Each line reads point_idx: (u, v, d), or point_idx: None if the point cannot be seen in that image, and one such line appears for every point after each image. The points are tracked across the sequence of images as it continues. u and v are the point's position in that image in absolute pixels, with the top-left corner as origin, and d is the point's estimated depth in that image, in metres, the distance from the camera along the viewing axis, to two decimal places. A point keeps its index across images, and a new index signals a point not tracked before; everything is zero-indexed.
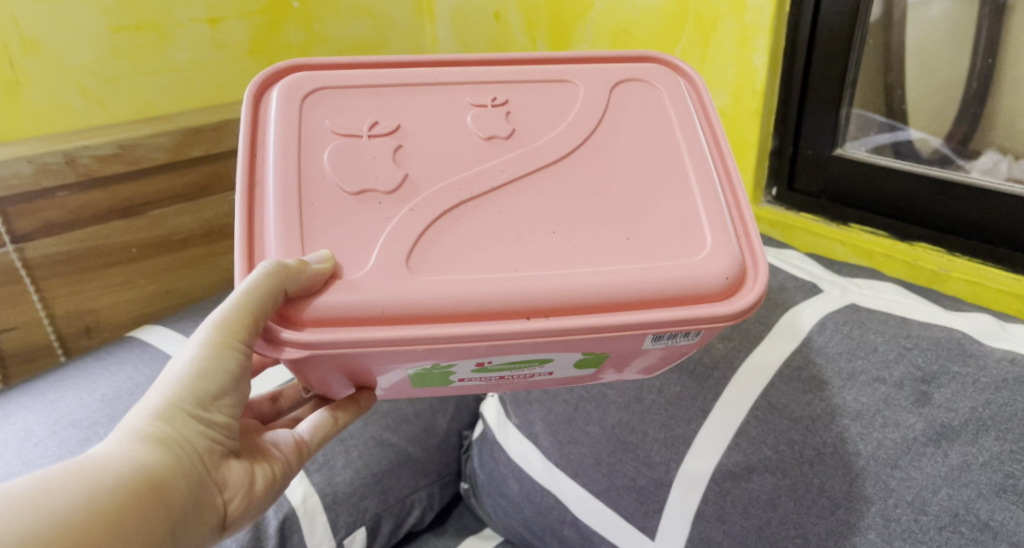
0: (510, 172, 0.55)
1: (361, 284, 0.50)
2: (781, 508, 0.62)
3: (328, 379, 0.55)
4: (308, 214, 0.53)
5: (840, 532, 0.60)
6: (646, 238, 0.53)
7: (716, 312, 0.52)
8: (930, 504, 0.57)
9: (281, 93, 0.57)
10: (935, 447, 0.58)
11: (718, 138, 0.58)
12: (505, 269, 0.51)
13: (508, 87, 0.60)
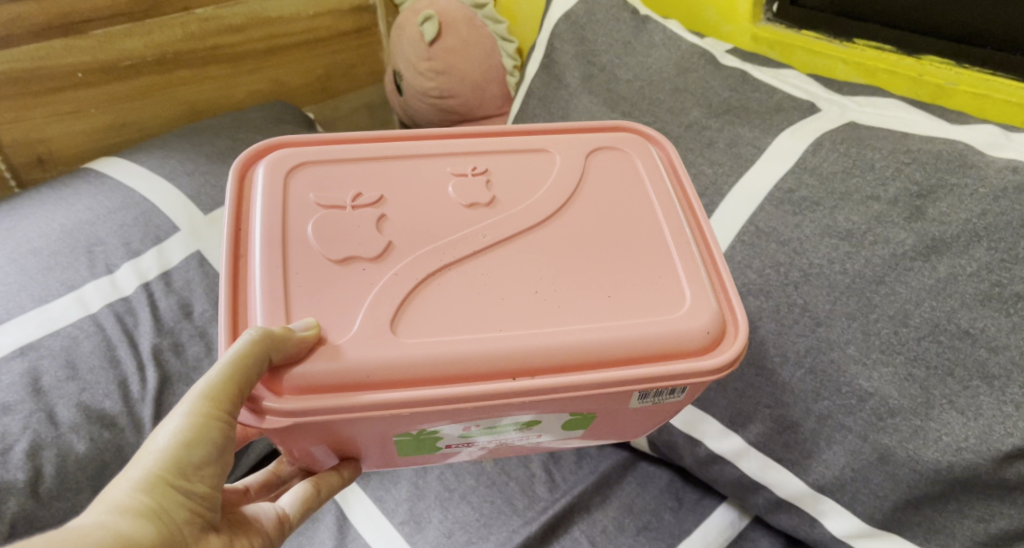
0: (491, 236, 0.59)
1: (344, 350, 0.53)
2: (762, 330, 0.66)
3: (313, 449, 0.58)
4: (293, 285, 0.56)
5: (819, 348, 0.64)
6: (625, 296, 0.57)
7: (700, 366, 0.56)
8: (912, 316, 0.60)
9: (265, 170, 0.61)
10: (924, 261, 0.60)
11: (692, 207, 0.63)
12: (488, 330, 0.55)
13: (486, 157, 0.64)
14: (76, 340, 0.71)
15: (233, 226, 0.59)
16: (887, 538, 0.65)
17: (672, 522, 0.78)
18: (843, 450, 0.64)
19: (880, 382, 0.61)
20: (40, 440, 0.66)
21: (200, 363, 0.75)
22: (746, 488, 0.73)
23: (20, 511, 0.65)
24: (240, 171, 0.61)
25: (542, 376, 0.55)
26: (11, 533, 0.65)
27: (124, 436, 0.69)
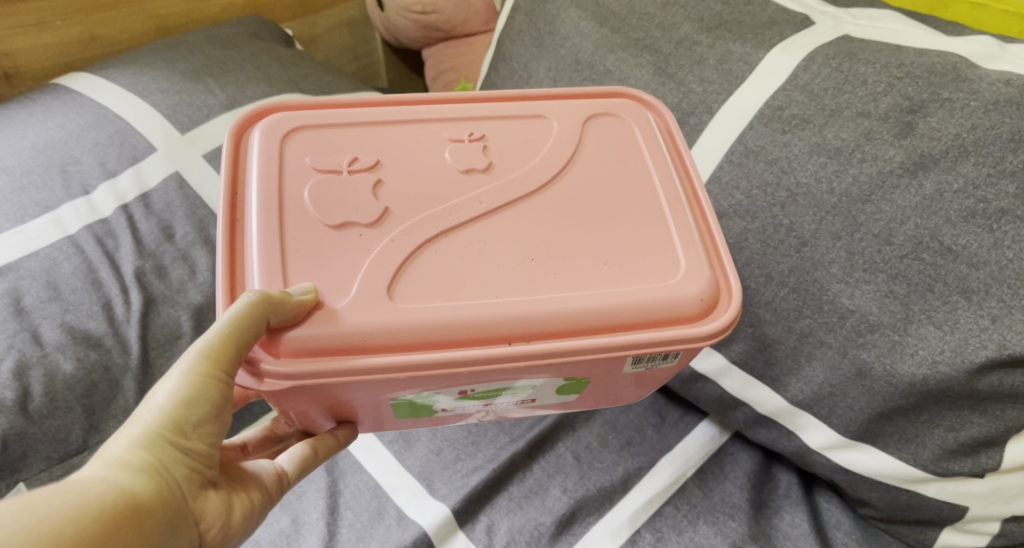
0: (489, 202, 0.60)
1: (344, 314, 0.54)
2: (746, 251, 0.67)
3: (312, 413, 0.59)
4: (291, 250, 0.56)
5: (803, 268, 0.64)
6: (620, 261, 0.58)
7: (693, 331, 0.58)
8: (896, 235, 0.60)
9: (260, 134, 0.61)
10: (910, 178, 0.60)
11: (688, 174, 0.64)
12: (484, 295, 0.56)
13: (482, 123, 0.64)
14: (56, 262, 0.71)
15: (230, 190, 0.59)
16: (860, 449, 0.67)
17: (656, 438, 0.81)
18: (823, 367, 0.66)
19: (861, 300, 0.62)
20: (26, 359, 0.67)
21: (184, 286, 0.75)
22: (728, 405, 0.75)
23: (9, 428, 0.66)
24: (235, 137, 0.61)
25: (536, 341, 0.56)
26: (4, 447, 0.66)
27: (111, 356, 0.70)
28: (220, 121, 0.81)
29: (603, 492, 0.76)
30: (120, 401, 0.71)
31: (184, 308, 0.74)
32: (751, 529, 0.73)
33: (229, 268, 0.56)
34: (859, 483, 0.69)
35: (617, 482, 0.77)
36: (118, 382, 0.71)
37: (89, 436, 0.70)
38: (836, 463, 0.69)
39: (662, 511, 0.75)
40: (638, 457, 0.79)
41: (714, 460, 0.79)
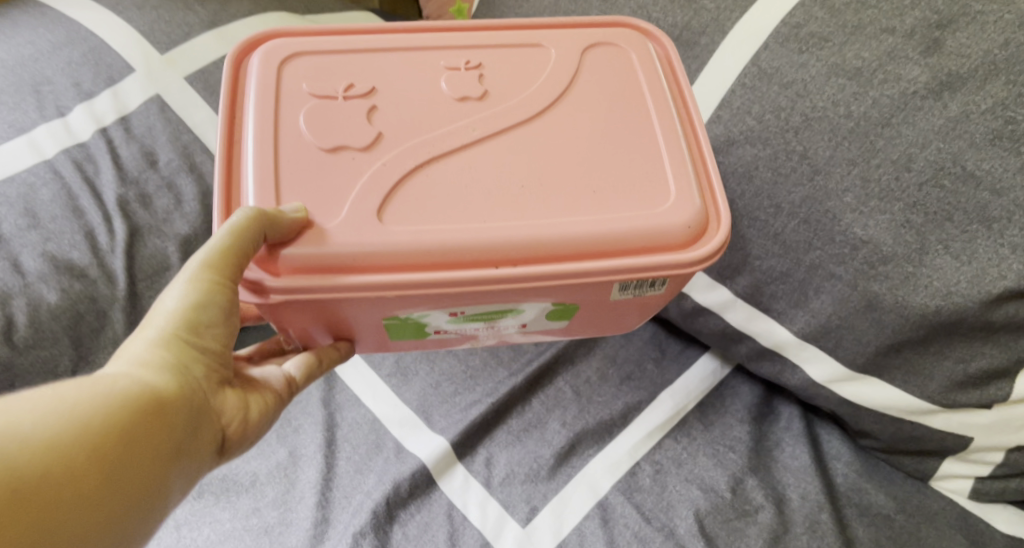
0: (482, 130, 0.57)
1: (332, 238, 0.52)
2: (757, 180, 0.64)
3: (311, 330, 0.58)
4: (287, 177, 0.54)
5: (815, 198, 0.62)
6: (611, 187, 0.56)
7: (679, 258, 0.55)
8: (915, 160, 0.58)
9: (259, 58, 0.58)
10: (935, 99, 0.57)
11: (685, 97, 0.61)
12: (471, 221, 0.53)
13: (480, 50, 0.61)
14: (34, 188, 0.68)
15: (227, 111, 0.56)
16: (866, 382, 0.66)
17: (656, 372, 0.80)
18: (831, 299, 0.64)
19: (875, 231, 0.60)
20: (6, 290, 0.65)
21: (170, 216, 0.72)
22: (731, 339, 0.74)
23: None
24: (235, 62, 0.59)
25: (523, 266, 0.54)
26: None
27: (97, 287, 0.68)
28: (201, 41, 0.77)
29: (602, 426, 0.75)
30: (109, 333, 0.69)
31: (171, 240, 0.71)
32: (752, 462, 0.73)
33: (227, 191, 0.54)
34: (863, 415, 0.68)
35: (617, 416, 0.76)
36: (107, 314, 0.69)
37: (78, 368, 0.68)
38: (841, 395, 0.68)
39: (662, 444, 0.74)
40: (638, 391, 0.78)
41: (715, 394, 0.78)
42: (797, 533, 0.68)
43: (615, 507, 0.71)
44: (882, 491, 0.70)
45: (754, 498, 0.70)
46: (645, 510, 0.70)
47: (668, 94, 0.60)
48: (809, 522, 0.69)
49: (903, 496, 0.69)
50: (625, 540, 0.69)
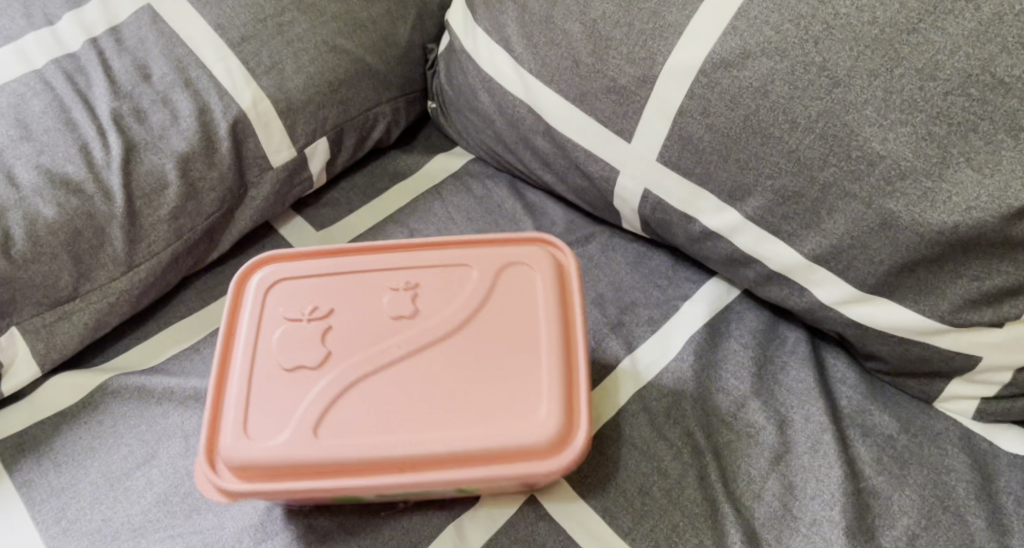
0: (407, 348, 0.66)
1: (249, 443, 0.62)
2: (772, 95, 0.63)
3: (285, 492, 0.66)
4: (257, 378, 0.65)
5: (833, 112, 0.61)
6: (499, 405, 0.63)
7: (543, 465, 0.62)
8: (942, 68, 0.57)
9: (258, 280, 0.71)
10: (967, 1, 0.56)
11: (570, 325, 0.68)
12: (322, 450, 0.62)
13: (421, 267, 0.71)
14: (26, 98, 0.74)
15: (226, 335, 0.68)
16: (877, 303, 0.66)
17: (661, 298, 0.80)
18: (844, 219, 0.64)
19: (894, 146, 0.59)
20: (3, 202, 0.69)
21: (166, 132, 0.76)
22: (738, 263, 0.73)
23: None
24: (240, 281, 0.71)
25: (418, 470, 0.62)
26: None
27: (94, 203, 0.72)
28: None
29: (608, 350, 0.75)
30: (108, 250, 0.73)
31: (168, 156, 0.75)
32: (756, 385, 0.73)
33: (217, 380, 0.66)
34: (870, 337, 0.68)
35: (621, 342, 0.76)
36: (105, 230, 0.72)
37: (79, 284, 0.72)
38: (850, 317, 0.68)
39: (667, 367, 0.74)
40: (644, 317, 0.78)
41: (720, 317, 0.78)
42: (798, 453, 0.69)
43: (621, 428, 0.71)
44: (886, 412, 0.70)
45: (756, 420, 0.71)
46: (649, 432, 0.71)
47: (549, 323, 0.67)
48: (811, 442, 0.69)
49: (907, 417, 0.70)
50: (630, 458, 0.70)
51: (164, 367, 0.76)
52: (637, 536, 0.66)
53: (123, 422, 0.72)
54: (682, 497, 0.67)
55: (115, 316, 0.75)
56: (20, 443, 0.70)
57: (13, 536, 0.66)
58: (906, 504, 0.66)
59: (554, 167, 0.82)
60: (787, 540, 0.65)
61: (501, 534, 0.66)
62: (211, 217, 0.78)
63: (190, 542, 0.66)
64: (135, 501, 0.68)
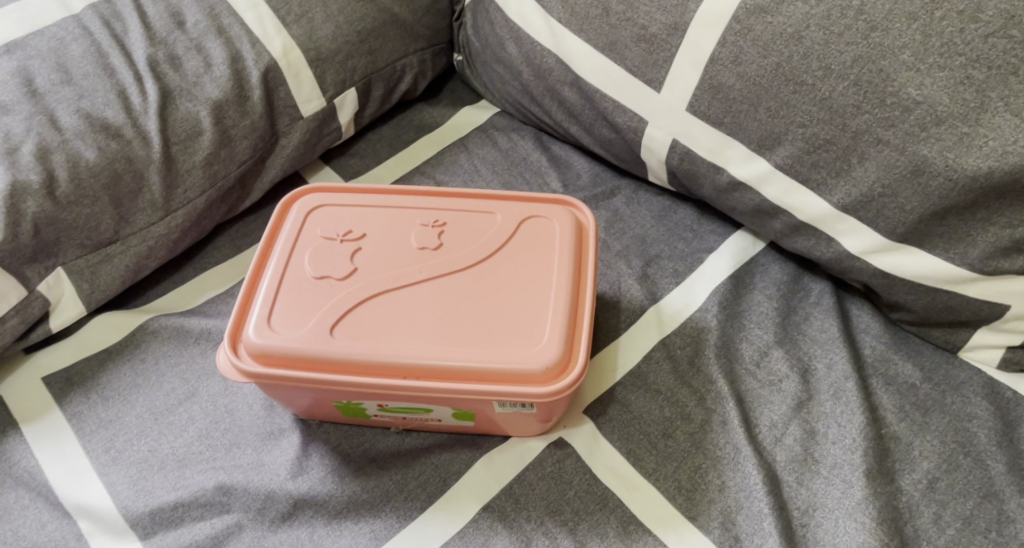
0: (428, 273, 0.68)
1: (271, 333, 0.64)
2: (807, 41, 0.63)
3: (296, 401, 0.68)
4: (287, 279, 0.68)
5: (868, 57, 0.61)
6: (506, 326, 0.64)
7: (533, 390, 0.62)
8: (983, 11, 0.57)
9: (302, 203, 0.73)
10: None
11: (586, 272, 0.69)
12: (335, 346, 0.63)
13: (449, 211, 0.72)
14: (65, 43, 0.75)
15: (264, 248, 0.71)
16: (905, 252, 0.66)
17: (686, 250, 0.80)
18: (876, 166, 0.64)
19: (930, 91, 0.59)
20: (47, 143, 0.71)
21: (200, 79, 0.77)
22: (765, 214, 0.73)
23: (40, 212, 0.70)
24: (286, 205, 0.74)
25: (420, 380, 0.63)
26: (37, 231, 0.70)
27: (132, 148, 0.73)
28: None
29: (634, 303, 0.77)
30: (147, 195, 0.75)
31: (202, 103, 0.76)
32: (780, 334, 0.74)
33: (251, 281, 0.69)
34: (897, 286, 0.68)
35: (645, 293, 0.77)
36: (143, 175, 0.74)
37: (119, 228, 0.74)
38: (876, 267, 0.68)
39: (692, 317, 0.75)
40: (669, 269, 0.79)
41: (745, 269, 0.79)
42: (821, 400, 0.70)
43: (646, 374, 0.73)
44: (910, 362, 0.71)
45: (779, 368, 0.72)
46: (672, 378, 0.72)
47: (567, 266, 0.68)
48: (834, 389, 0.70)
49: (930, 366, 0.71)
50: (654, 403, 0.71)
51: (200, 310, 0.78)
52: (660, 476, 0.67)
53: (164, 360, 0.74)
54: (705, 440, 0.69)
55: (153, 260, 0.77)
56: (68, 378, 0.73)
57: (66, 463, 0.69)
58: (927, 449, 0.67)
59: (581, 119, 0.82)
60: (808, 482, 0.66)
61: (527, 472, 0.68)
62: (243, 165, 0.80)
63: (231, 471, 0.68)
64: (179, 434, 0.71)
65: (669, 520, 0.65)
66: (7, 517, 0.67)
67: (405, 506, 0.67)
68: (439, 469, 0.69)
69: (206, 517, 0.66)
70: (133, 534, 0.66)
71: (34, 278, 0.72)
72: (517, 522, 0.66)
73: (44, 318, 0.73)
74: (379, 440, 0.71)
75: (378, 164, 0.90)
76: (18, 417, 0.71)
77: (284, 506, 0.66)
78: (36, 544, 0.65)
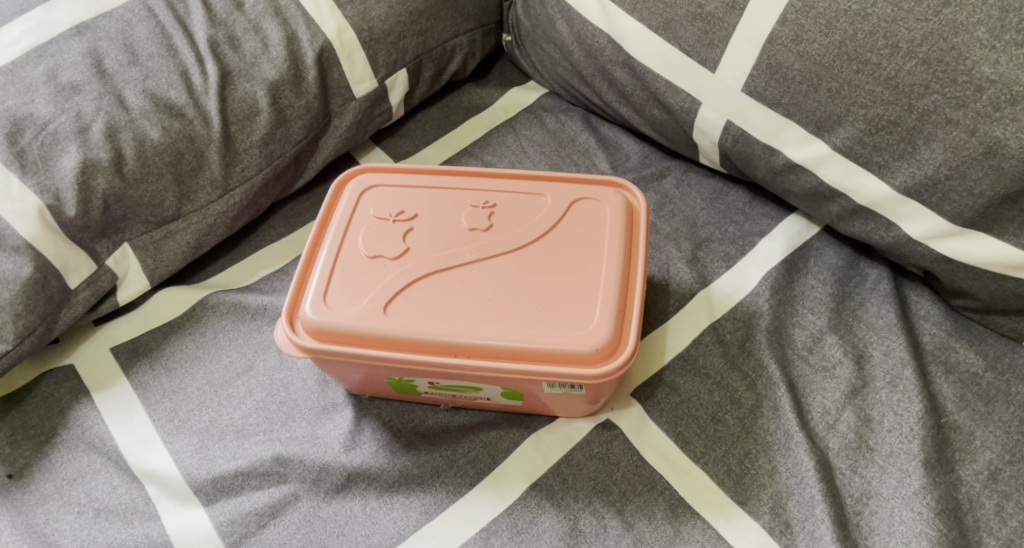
0: (479, 254, 0.68)
1: (327, 310, 0.65)
2: (873, 18, 0.62)
3: (348, 377, 0.69)
4: (343, 257, 0.69)
5: (940, 35, 0.60)
6: (556, 307, 0.65)
7: (583, 371, 0.62)
8: None
9: (357, 183, 0.74)
10: None
11: (636, 256, 0.68)
12: (386, 324, 0.64)
13: (499, 192, 0.72)
14: (131, 24, 0.77)
15: (320, 227, 0.72)
16: (969, 237, 0.65)
17: (737, 234, 0.80)
18: (943, 148, 0.63)
19: (1006, 69, 0.59)
20: (115, 122, 0.73)
21: (258, 60, 0.78)
22: (822, 197, 0.72)
23: (109, 189, 0.72)
24: (342, 185, 0.75)
25: (471, 359, 0.64)
26: (106, 207, 0.73)
27: (194, 127, 0.75)
28: None
29: (685, 284, 0.76)
30: (206, 173, 0.77)
31: (259, 84, 0.78)
32: (834, 319, 0.73)
33: (307, 259, 0.70)
34: (961, 272, 0.67)
35: (695, 276, 0.77)
36: (204, 153, 0.76)
37: (182, 205, 0.77)
38: (939, 252, 0.67)
39: (743, 301, 0.74)
40: (719, 253, 0.78)
41: (798, 253, 0.77)
42: (876, 387, 0.69)
43: (695, 358, 0.72)
44: (972, 349, 0.69)
45: (833, 354, 0.71)
46: (723, 362, 0.71)
47: (617, 248, 0.67)
48: (890, 377, 0.69)
49: (994, 354, 0.69)
50: (703, 387, 0.71)
51: (256, 286, 0.80)
52: (709, 460, 0.67)
53: (223, 334, 0.76)
54: (754, 425, 0.68)
55: (213, 237, 0.79)
56: (134, 349, 0.76)
57: (134, 431, 0.71)
58: (990, 439, 0.65)
59: (632, 100, 0.81)
60: (862, 470, 0.65)
61: (575, 451, 0.69)
62: (298, 144, 0.81)
63: (288, 443, 0.70)
64: (238, 406, 0.73)
65: (718, 504, 0.65)
66: (79, 480, 0.69)
67: (454, 482, 0.68)
68: (487, 446, 0.69)
69: (265, 487, 0.68)
70: (195, 501, 0.68)
71: (103, 253, 0.74)
72: (565, 501, 0.66)
73: (111, 291, 0.76)
74: (429, 417, 0.71)
75: (427, 145, 0.90)
76: (88, 385, 0.73)
77: (338, 479, 0.68)
78: (107, 508, 0.68)
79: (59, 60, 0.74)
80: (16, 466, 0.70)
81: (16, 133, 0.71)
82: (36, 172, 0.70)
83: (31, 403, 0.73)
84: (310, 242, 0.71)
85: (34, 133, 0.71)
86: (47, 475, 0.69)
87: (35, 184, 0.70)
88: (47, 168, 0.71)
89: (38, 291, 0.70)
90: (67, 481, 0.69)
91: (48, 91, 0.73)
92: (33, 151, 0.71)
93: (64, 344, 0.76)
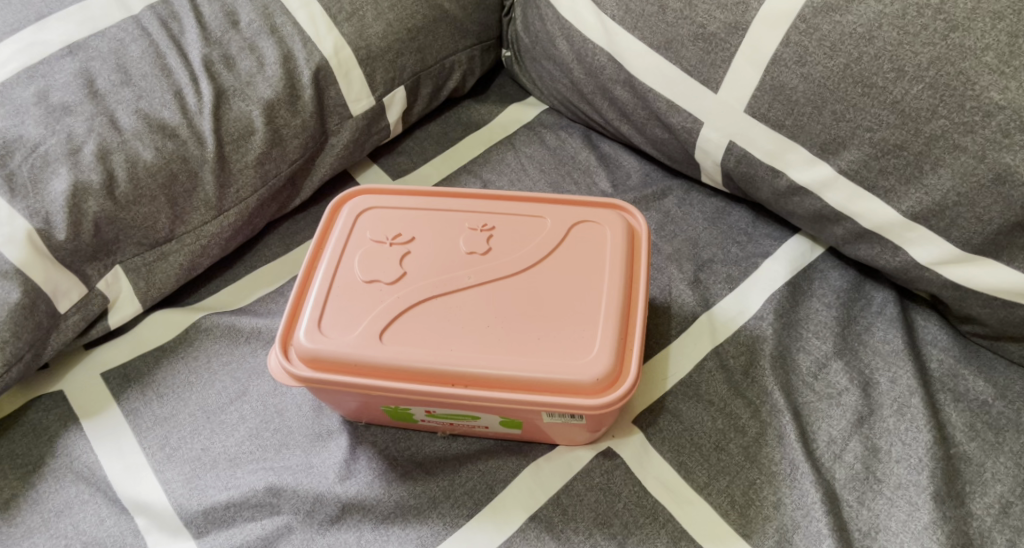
0: (477, 279, 0.67)
1: (322, 337, 0.64)
2: (879, 41, 0.61)
3: (344, 405, 0.68)
4: (339, 282, 0.67)
5: (947, 59, 0.59)
6: (556, 335, 0.63)
7: (583, 402, 0.61)
8: None
9: (353, 205, 0.73)
10: None
11: (638, 281, 0.67)
12: (382, 352, 0.63)
13: (499, 214, 0.71)
14: (124, 43, 0.76)
15: (315, 251, 0.71)
16: (978, 263, 0.64)
17: (740, 255, 0.78)
18: (951, 173, 0.61)
19: (1015, 95, 0.57)
20: (107, 144, 0.72)
21: (253, 79, 0.77)
22: (826, 220, 0.71)
23: (100, 212, 0.71)
24: (338, 208, 0.73)
25: (469, 388, 0.62)
26: (97, 231, 0.71)
27: (187, 148, 0.74)
28: None
29: (688, 307, 0.75)
30: (200, 194, 0.75)
31: (254, 103, 0.76)
32: (839, 345, 0.71)
33: (303, 284, 0.68)
34: (970, 299, 0.65)
35: (698, 298, 0.75)
36: (197, 174, 0.75)
37: (174, 227, 0.75)
38: (947, 278, 0.65)
39: (746, 324, 0.73)
40: (722, 274, 0.77)
41: (803, 275, 0.76)
42: (883, 416, 0.67)
43: (698, 384, 0.71)
44: (981, 377, 0.68)
45: (838, 381, 0.69)
46: (727, 389, 0.70)
47: (618, 274, 0.66)
48: (898, 405, 0.67)
49: (1004, 382, 0.67)
50: (706, 415, 0.69)
51: (251, 308, 0.78)
52: (712, 491, 0.66)
53: (215, 358, 0.75)
54: (759, 454, 0.67)
55: (207, 259, 0.78)
56: (126, 374, 0.74)
57: (124, 460, 0.70)
58: (1001, 471, 0.64)
59: (633, 119, 0.80)
60: (870, 502, 0.64)
61: (575, 481, 0.67)
62: (294, 164, 0.80)
63: (281, 472, 0.68)
64: (231, 433, 0.71)
65: (722, 537, 0.64)
66: (67, 511, 0.67)
67: (451, 514, 0.66)
68: (486, 476, 0.68)
69: (257, 518, 0.66)
70: (187, 533, 0.66)
71: (94, 276, 0.73)
72: (565, 534, 0.65)
73: (103, 315, 0.74)
74: (426, 444, 0.70)
75: (425, 162, 0.89)
76: (78, 412, 0.72)
77: (333, 510, 0.66)
78: (95, 540, 0.66)
79: (50, 81, 0.73)
80: (3, 496, 0.68)
81: (5, 155, 0.70)
82: (25, 196, 0.69)
83: (19, 431, 0.71)
84: (305, 266, 0.70)
85: (25, 155, 0.70)
86: (35, 506, 0.68)
87: (25, 208, 0.69)
88: (37, 191, 0.69)
89: (27, 317, 0.68)
90: (55, 512, 0.67)
91: (39, 113, 0.72)
92: (23, 174, 0.70)
93: (54, 369, 0.74)
